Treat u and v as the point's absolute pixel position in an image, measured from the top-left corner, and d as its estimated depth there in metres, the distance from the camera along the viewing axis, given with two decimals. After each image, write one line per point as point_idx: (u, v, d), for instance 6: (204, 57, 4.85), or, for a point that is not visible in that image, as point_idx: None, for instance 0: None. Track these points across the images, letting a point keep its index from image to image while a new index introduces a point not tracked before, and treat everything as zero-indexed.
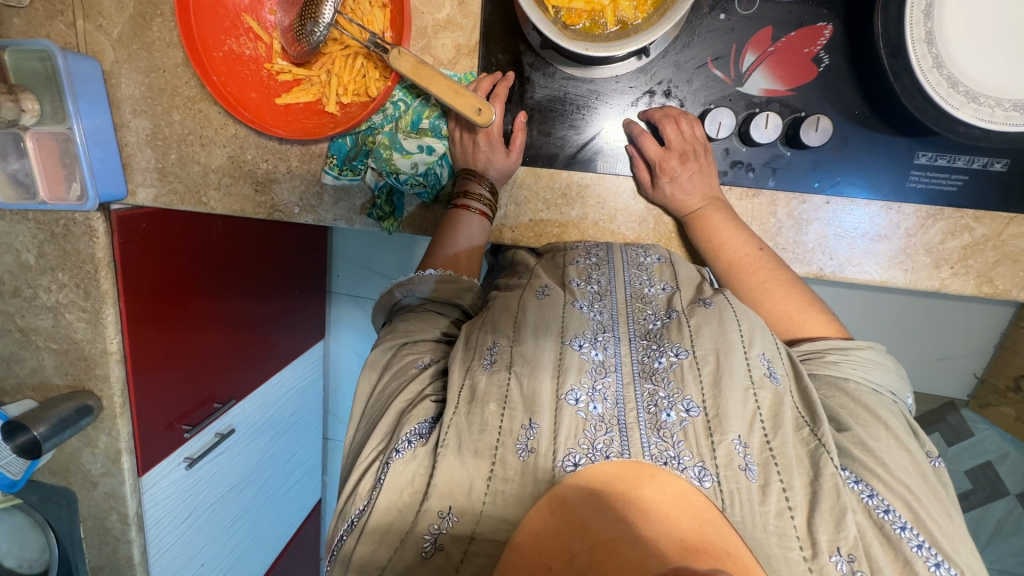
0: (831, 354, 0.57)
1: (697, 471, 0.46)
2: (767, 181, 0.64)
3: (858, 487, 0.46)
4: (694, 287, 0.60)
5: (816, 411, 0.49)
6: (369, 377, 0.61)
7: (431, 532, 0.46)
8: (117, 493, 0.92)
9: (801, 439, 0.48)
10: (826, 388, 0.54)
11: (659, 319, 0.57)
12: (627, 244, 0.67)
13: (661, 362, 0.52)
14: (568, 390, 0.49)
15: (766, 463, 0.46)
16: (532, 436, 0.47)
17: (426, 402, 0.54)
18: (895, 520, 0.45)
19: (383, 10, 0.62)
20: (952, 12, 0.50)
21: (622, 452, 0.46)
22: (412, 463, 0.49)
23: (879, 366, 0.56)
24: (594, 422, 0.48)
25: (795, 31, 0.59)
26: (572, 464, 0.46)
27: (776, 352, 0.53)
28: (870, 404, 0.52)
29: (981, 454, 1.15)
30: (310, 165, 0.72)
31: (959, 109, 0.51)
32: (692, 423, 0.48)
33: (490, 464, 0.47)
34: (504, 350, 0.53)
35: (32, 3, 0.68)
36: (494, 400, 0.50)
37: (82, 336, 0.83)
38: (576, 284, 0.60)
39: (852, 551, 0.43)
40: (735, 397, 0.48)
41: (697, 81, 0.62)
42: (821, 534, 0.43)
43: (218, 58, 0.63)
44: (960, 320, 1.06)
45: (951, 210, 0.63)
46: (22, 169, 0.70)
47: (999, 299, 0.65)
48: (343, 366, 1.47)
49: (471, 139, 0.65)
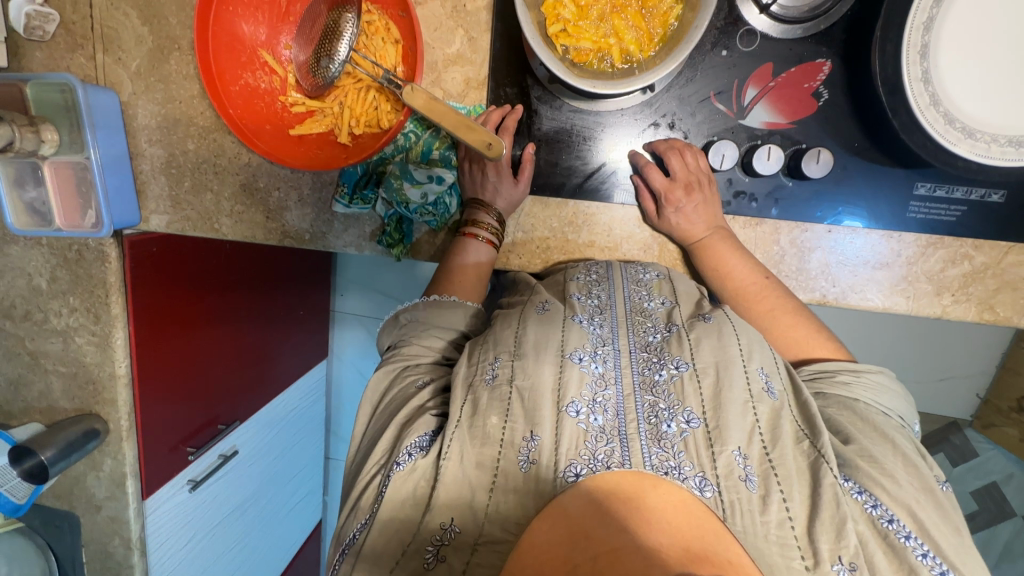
0: (840, 375, 0.57)
1: (699, 481, 0.46)
2: (770, 210, 0.66)
3: (861, 497, 0.47)
4: (693, 302, 0.61)
5: (816, 424, 0.50)
6: (371, 394, 0.62)
7: (433, 542, 0.47)
8: (120, 517, 0.92)
9: (801, 452, 0.49)
10: (837, 407, 0.55)
11: (658, 332, 0.57)
12: (625, 263, 0.67)
13: (661, 374, 0.53)
14: (569, 402, 0.50)
15: (766, 474, 0.47)
16: (533, 448, 0.48)
17: (428, 415, 0.54)
18: (899, 529, 0.45)
19: (395, 46, 0.64)
20: (947, 52, 0.52)
21: (623, 462, 0.47)
22: (414, 475, 0.50)
23: (887, 390, 0.57)
24: (594, 433, 0.49)
25: (795, 67, 0.61)
26: (574, 475, 0.46)
27: (775, 367, 0.54)
28: (877, 422, 0.52)
29: (986, 475, 1.12)
30: (322, 194, 0.73)
31: (956, 145, 0.52)
32: (692, 433, 0.48)
33: (492, 475, 0.48)
34: (505, 365, 0.53)
35: (54, 37, 0.70)
36: (496, 415, 0.50)
37: (91, 360, 0.84)
38: (576, 298, 0.60)
39: (853, 559, 0.43)
40: (734, 409, 0.49)
41: (700, 114, 0.64)
42: (821, 542, 0.44)
43: (235, 92, 0.65)
44: (960, 341, 1.07)
45: (951, 239, 0.64)
46: (38, 198, 0.71)
47: (1000, 326, 0.66)
48: (346, 386, 1.47)
49: (480, 169, 0.67)
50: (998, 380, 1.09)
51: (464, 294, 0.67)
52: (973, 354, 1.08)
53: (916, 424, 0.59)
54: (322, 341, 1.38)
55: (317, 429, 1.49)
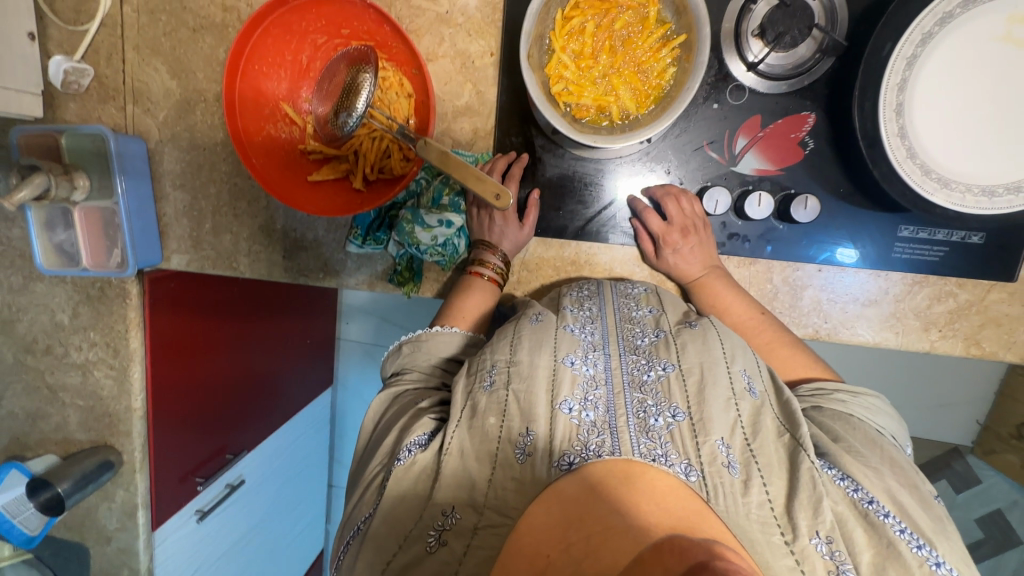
0: (837, 393, 0.59)
1: (684, 467, 0.47)
2: (763, 251, 0.69)
3: (843, 483, 0.48)
4: (680, 312, 0.63)
5: (796, 418, 0.51)
6: (372, 414, 0.63)
7: (435, 527, 0.48)
8: (130, 548, 0.93)
9: (782, 444, 0.50)
10: (831, 418, 0.56)
11: (646, 336, 0.59)
12: (616, 282, 0.70)
13: (650, 374, 0.54)
14: (562, 400, 0.51)
15: (748, 462, 0.48)
16: (529, 441, 0.50)
17: (426, 418, 0.57)
18: (879, 509, 0.47)
19: (408, 99, 0.68)
20: (923, 109, 0.56)
21: (613, 451, 0.47)
22: (413, 469, 0.52)
23: (883, 412, 0.58)
24: (587, 427, 0.50)
25: (781, 119, 0.65)
26: (568, 463, 0.47)
27: (757, 369, 0.56)
28: (871, 434, 0.54)
29: (991, 502, 1.14)
30: (336, 235, 0.77)
31: (933, 194, 0.56)
32: (678, 426, 0.49)
33: (490, 466, 0.50)
34: (502, 370, 0.54)
35: (88, 90, 0.75)
36: (494, 415, 0.52)
37: (108, 393, 0.86)
38: (569, 310, 0.62)
39: (830, 533, 0.44)
40: (717, 404, 0.50)
41: (694, 161, 0.68)
42: (800, 519, 0.45)
43: (258, 142, 0.69)
44: (957, 370, 1.09)
45: (935, 277, 0.68)
46: (68, 240, 0.75)
47: (987, 360, 0.69)
48: (349, 414, 1.48)
49: (487, 215, 0.70)
50: (997, 408, 1.10)
51: (465, 324, 0.68)
52: (968, 383, 1.10)
53: (910, 446, 0.59)
54: (328, 369, 1.41)
55: (321, 457, 1.50)
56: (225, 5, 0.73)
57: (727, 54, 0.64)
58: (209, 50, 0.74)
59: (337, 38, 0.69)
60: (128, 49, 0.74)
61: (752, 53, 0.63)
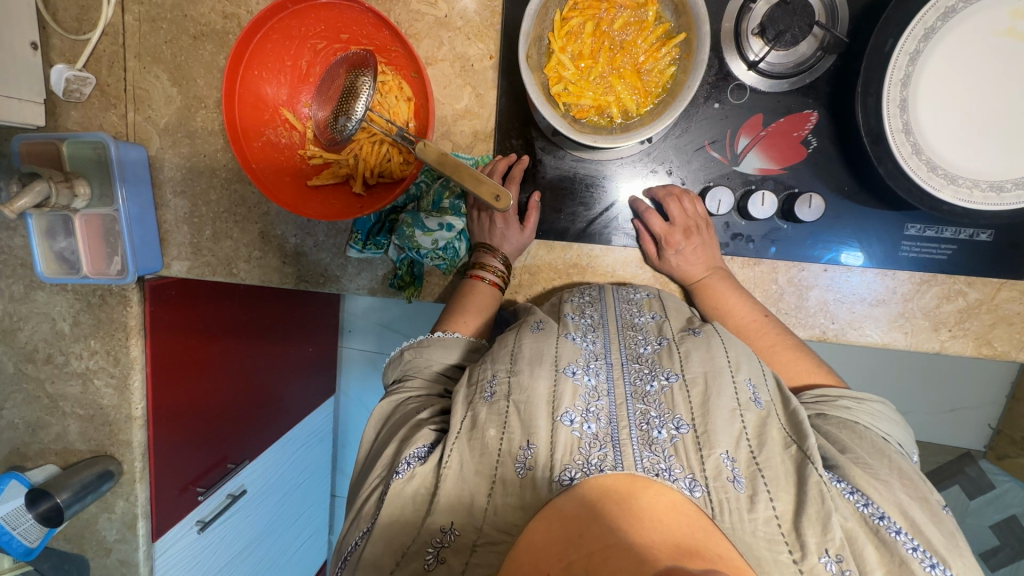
0: (842, 399, 0.57)
1: (688, 482, 0.45)
2: (767, 251, 0.68)
3: (853, 497, 0.47)
4: (682, 317, 0.62)
5: (804, 430, 0.49)
6: (373, 423, 0.62)
7: (433, 544, 0.47)
8: (130, 560, 0.91)
9: (789, 456, 0.48)
10: (837, 428, 0.54)
11: (649, 344, 0.58)
12: (618, 286, 0.69)
13: (652, 385, 0.52)
14: (563, 412, 0.50)
15: (753, 475, 0.46)
16: (530, 455, 0.48)
17: (426, 429, 0.55)
18: (890, 525, 0.45)
19: (408, 103, 0.68)
20: (928, 105, 0.55)
21: (616, 465, 0.46)
22: (412, 482, 0.50)
23: (887, 417, 0.56)
24: (588, 440, 0.48)
25: (783, 118, 0.65)
26: (569, 478, 0.46)
27: (763, 378, 0.54)
28: (880, 444, 0.52)
29: (1004, 509, 1.06)
30: (336, 240, 0.77)
31: (940, 190, 0.55)
32: (681, 439, 0.48)
33: (490, 481, 0.48)
34: (503, 380, 0.53)
35: (90, 98, 0.75)
36: (494, 427, 0.50)
37: (108, 402, 0.85)
38: (570, 318, 0.61)
39: (840, 552, 0.42)
40: (723, 416, 0.49)
41: (697, 161, 0.68)
42: (809, 536, 0.43)
43: (257, 147, 0.69)
44: (969, 373, 1.07)
45: (944, 276, 0.66)
46: (69, 247, 0.75)
47: (999, 359, 0.68)
48: (351, 424, 1.46)
49: (488, 217, 0.70)
50: (1009, 411, 1.08)
51: (467, 330, 0.67)
52: (980, 385, 1.08)
53: (916, 453, 0.58)
54: (330, 377, 1.40)
55: (323, 466, 1.48)
56: (225, 12, 0.74)
57: (727, 53, 0.64)
58: (210, 58, 0.75)
59: (337, 43, 0.69)
60: (129, 57, 0.75)
61: (752, 51, 0.63)
